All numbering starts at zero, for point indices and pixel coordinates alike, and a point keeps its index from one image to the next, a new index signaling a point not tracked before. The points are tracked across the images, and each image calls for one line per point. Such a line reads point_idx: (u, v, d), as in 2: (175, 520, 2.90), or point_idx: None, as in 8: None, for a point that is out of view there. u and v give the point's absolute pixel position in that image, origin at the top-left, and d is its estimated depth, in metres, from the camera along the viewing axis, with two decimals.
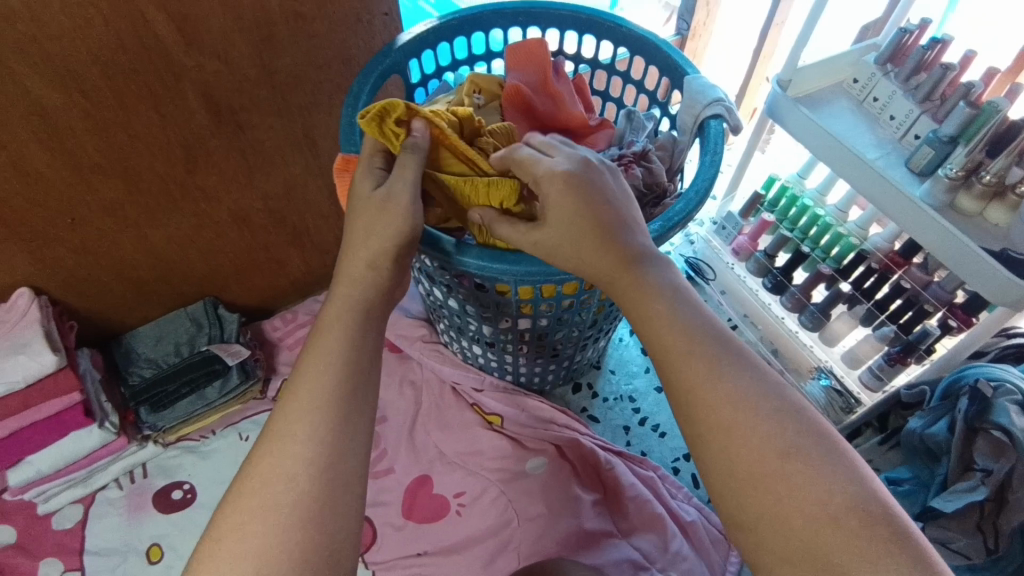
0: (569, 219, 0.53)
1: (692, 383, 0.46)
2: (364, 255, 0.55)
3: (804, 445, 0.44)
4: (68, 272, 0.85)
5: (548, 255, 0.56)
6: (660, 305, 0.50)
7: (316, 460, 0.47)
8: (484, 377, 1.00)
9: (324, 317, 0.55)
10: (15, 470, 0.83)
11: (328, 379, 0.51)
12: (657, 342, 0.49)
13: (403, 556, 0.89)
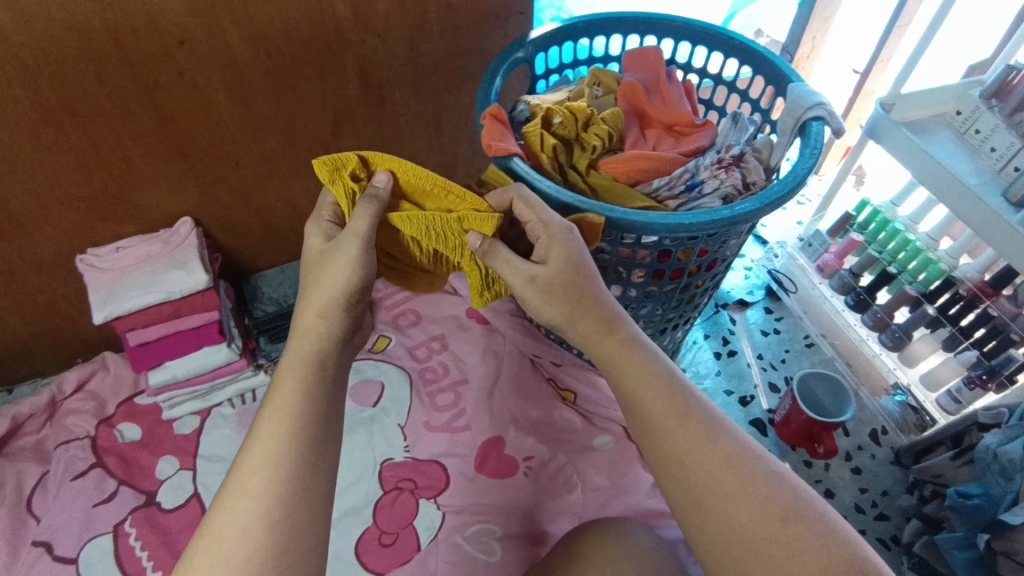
0: (569, 270, 0.62)
1: (690, 451, 0.56)
2: (315, 306, 0.60)
3: (796, 504, 0.53)
4: (223, 210, 0.98)
5: (550, 299, 0.62)
6: (656, 376, 0.60)
7: (275, 501, 0.49)
8: (563, 354, 1.10)
9: (283, 369, 0.58)
10: (155, 371, 0.96)
11: (285, 425, 0.53)
12: (652, 408, 0.58)
13: (472, 504, 0.96)
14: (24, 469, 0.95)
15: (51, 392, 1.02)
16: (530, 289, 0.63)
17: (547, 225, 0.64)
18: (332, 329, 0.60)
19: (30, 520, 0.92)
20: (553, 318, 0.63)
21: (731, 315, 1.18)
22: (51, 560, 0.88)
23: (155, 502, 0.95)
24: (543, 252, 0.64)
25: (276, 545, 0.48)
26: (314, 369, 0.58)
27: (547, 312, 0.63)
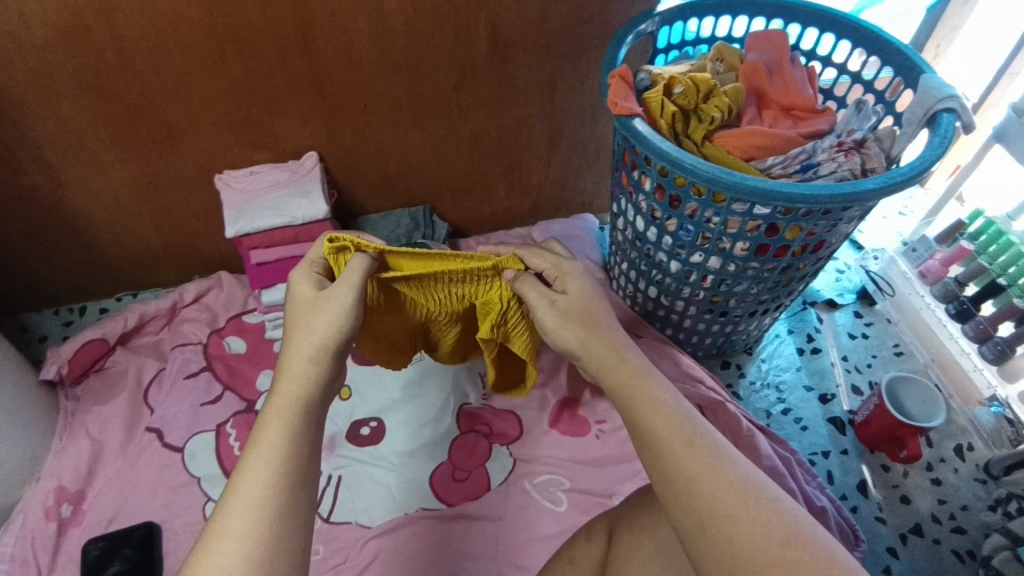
0: (582, 301, 0.70)
1: (694, 474, 0.57)
2: (305, 349, 0.62)
3: (796, 529, 0.53)
4: (344, 150, 1.05)
5: (565, 323, 0.68)
6: (664, 401, 0.62)
7: (257, 539, 0.51)
8: (644, 328, 1.06)
9: (268, 407, 0.59)
10: (269, 291, 1.07)
11: (271, 464, 0.54)
12: (659, 432, 0.60)
13: (544, 456, 1.00)
14: (144, 363, 1.04)
15: (173, 298, 1.10)
16: (549, 311, 0.69)
17: (560, 268, 0.73)
18: (320, 372, 0.62)
19: (144, 409, 1.00)
20: (570, 342, 0.68)
21: (819, 314, 1.16)
22: (160, 447, 0.97)
23: (253, 409, 1.02)
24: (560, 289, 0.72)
25: None
26: (303, 409, 0.59)
27: (563, 335, 0.68)
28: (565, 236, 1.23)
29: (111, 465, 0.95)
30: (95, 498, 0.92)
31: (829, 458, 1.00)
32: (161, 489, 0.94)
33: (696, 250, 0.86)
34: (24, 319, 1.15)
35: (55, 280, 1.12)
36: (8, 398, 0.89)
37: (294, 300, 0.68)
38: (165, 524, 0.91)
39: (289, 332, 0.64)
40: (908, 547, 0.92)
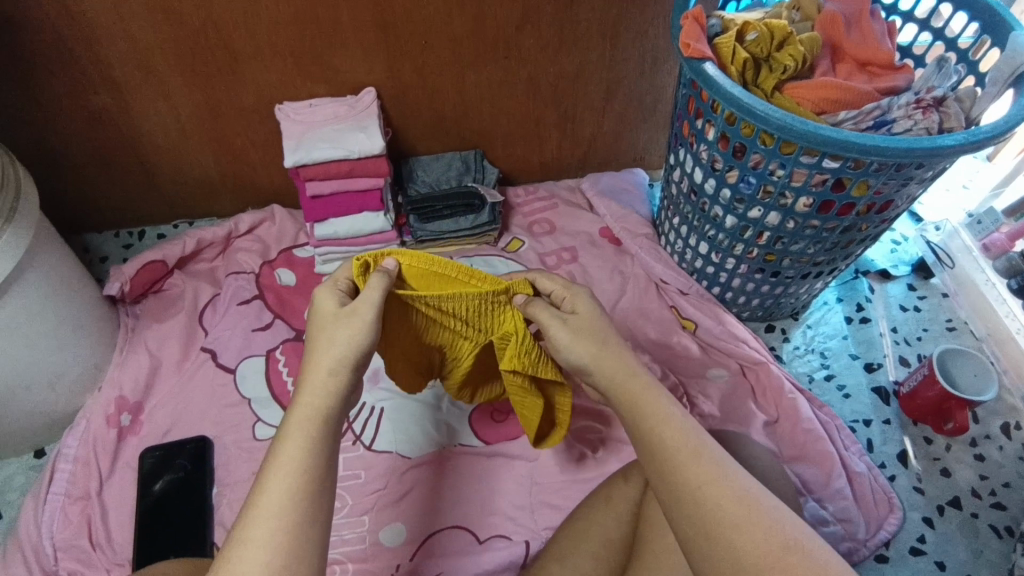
0: (593, 320, 0.68)
1: (701, 484, 0.55)
2: (326, 362, 0.60)
3: (800, 539, 0.53)
4: (401, 88, 1.05)
5: (578, 339, 0.65)
6: (673, 413, 0.60)
7: (279, 554, 0.50)
8: (692, 285, 1.09)
9: (287, 419, 0.57)
10: (321, 225, 1.06)
11: (290, 478, 0.53)
12: (666, 442, 0.58)
13: (583, 403, 1.01)
14: (199, 287, 1.08)
15: (229, 227, 1.12)
16: (560, 328, 0.66)
17: (569, 288, 0.70)
18: (339, 386, 0.60)
19: (199, 331, 1.04)
20: (580, 357, 0.65)
21: (871, 284, 1.14)
22: (214, 367, 1.01)
23: (302, 339, 1.04)
24: (569, 308, 0.69)
25: None
26: (322, 421, 0.57)
27: (576, 351, 0.65)
28: (614, 190, 1.22)
29: (167, 380, 1.00)
30: (152, 410, 0.97)
31: (870, 427, 0.99)
32: (214, 407, 0.98)
33: (756, 204, 0.85)
34: (86, 238, 1.19)
35: (116, 202, 1.15)
36: (76, 309, 0.93)
37: (312, 316, 0.65)
38: (217, 440, 0.95)
39: (311, 348, 0.62)
40: (944, 518, 0.91)
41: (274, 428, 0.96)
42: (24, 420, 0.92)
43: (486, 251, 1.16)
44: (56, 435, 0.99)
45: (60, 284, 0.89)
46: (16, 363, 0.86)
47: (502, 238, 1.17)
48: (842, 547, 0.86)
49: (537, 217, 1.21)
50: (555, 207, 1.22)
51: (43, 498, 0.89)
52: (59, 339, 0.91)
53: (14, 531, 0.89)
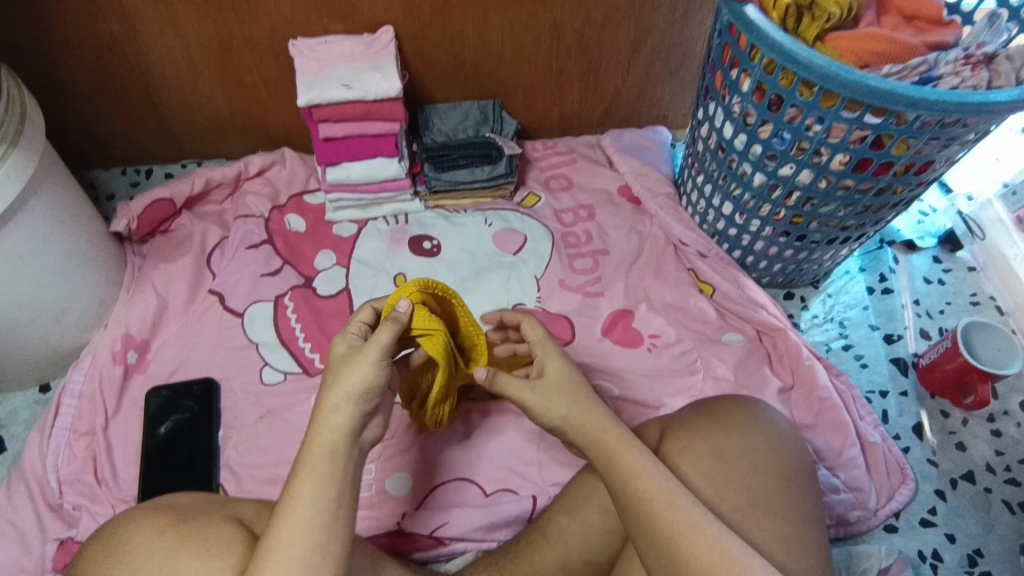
0: (565, 378, 0.71)
1: (676, 535, 0.59)
2: (332, 398, 0.58)
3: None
4: (420, 29, 1.01)
5: (549, 403, 0.70)
6: (647, 464, 0.63)
7: None
8: (712, 246, 1.05)
9: (304, 451, 0.57)
10: (334, 169, 1.02)
11: (304, 522, 0.53)
12: (642, 497, 0.62)
13: (597, 362, 0.98)
14: (207, 229, 1.05)
15: (239, 168, 1.09)
16: (532, 395, 0.71)
17: (541, 342, 0.75)
18: (344, 421, 0.58)
19: (207, 273, 1.02)
20: (553, 418, 0.70)
21: (896, 254, 1.10)
22: (222, 310, 0.99)
23: (311, 286, 1.02)
24: (539, 366, 0.74)
25: None
26: (334, 460, 0.56)
27: (548, 415, 0.70)
28: (635, 147, 1.18)
29: (174, 321, 0.98)
30: (159, 350, 0.96)
31: (887, 398, 0.97)
32: (221, 350, 0.96)
33: (787, 162, 0.82)
34: (93, 175, 1.16)
35: (124, 138, 1.12)
36: (83, 243, 0.91)
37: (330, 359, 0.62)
38: (223, 382, 0.94)
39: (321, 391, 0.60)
40: (956, 491, 0.90)
41: (282, 373, 0.95)
42: (29, 352, 0.91)
43: (501, 205, 1.13)
44: (61, 370, 0.98)
45: (66, 216, 0.87)
46: (21, 294, 0.85)
47: (518, 192, 1.14)
48: (851, 515, 0.86)
49: (554, 173, 1.17)
50: (574, 162, 1.18)
51: (48, 432, 0.89)
52: (64, 273, 0.89)
53: (19, 462, 0.89)
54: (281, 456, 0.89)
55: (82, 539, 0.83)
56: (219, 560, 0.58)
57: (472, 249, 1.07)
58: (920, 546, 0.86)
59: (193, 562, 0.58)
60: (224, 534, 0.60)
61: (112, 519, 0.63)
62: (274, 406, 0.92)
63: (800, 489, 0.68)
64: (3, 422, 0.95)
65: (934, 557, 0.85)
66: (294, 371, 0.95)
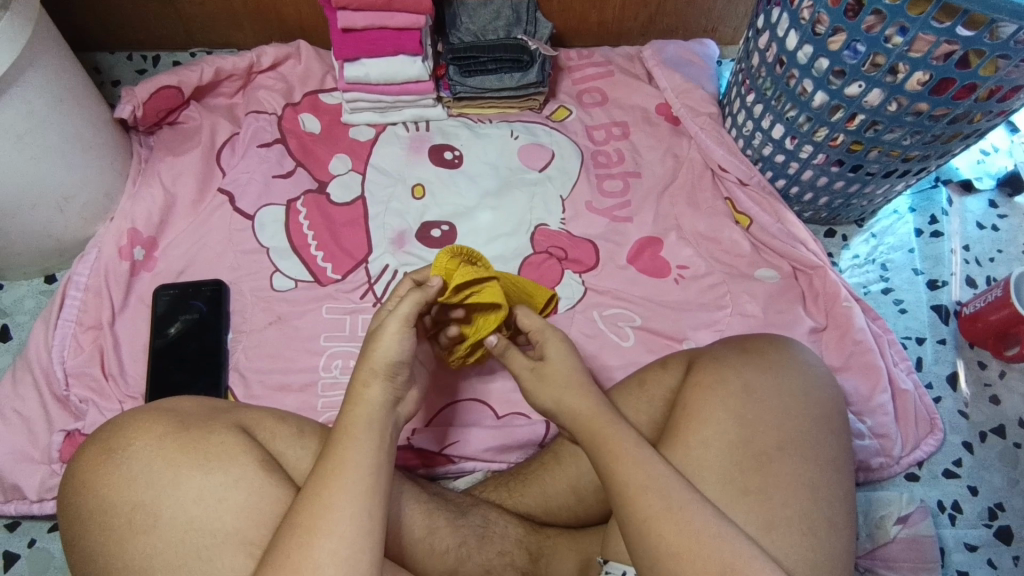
0: (563, 364, 0.68)
1: (649, 516, 0.56)
2: (366, 371, 0.59)
3: (742, 567, 0.54)
4: None
5: (543, 386, 0.67)
6: (629, 446, 0.60)
7: (339, 558, 0.50)
8: (753, 173, 0.97)
9: (342, 421, 0.57)
10: (351, 65, 0.94)
11: (347, 484, 0.53)
12: (621, 479, 0.59)
13: (620, 289, 0.93)
14: (217, 123, 0.99)
15: (251, 59, 1.01)
16: (529, 376, 0.69)
17: (542, 328, 0.71)
18: (378, 395, 0.58)
19: (216, 171, 0.96)
20: (546, 402, 0.67)
21: (950, 195, 1.02)
22: (232, 211, 0.94)
23: (325, 192, 0.96)
24: (539, 350, 0.70)
25: None
26: (372, 427, 0.57)
27: (541, 399, 0.67)
28: (679, 61, 1.07)
29: (182, 219, 0.94)
30: (167, 248, 0.92)
31: (923, 345, 0.93)
32: (232, 251, 0.92)
33: (857, 77, 0.75)
34: (97, 58, 1.09)
35: (128, 20, 1.04)
36: (85, 128, 0.86)
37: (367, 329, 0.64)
38: (233, 285, 0.91)
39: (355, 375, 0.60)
40: (985, 444, 0.87)
41: (292, 281, 0.91)
42: (32, 240, 0.88)
43: (529, 117, 1.04)
44: (67, 262, 0.95)
45: (66, 95, 0.82)
46: (22, 177, 0.81)
47: (548, 104, 1.05)
48: (873, 461, 0.83)
49: (588, 86, 1.07)
50: (610, 75, 1.08)
51: (53, 323, 0.87)
52: (66, 158, 0.84)
53: (24, 351, 0.87)
54: (291, 363, 0.87)
55: (88, 432, 0.82)
56: (224, 475, 0.57)
57: (496, 163, 1.00)
58: (940, 496, 0.84)
59: (197, 475, 0.56)
60: (227, 445, 0.58)
61: (110, 420, 0.61)
62: (285, 313, 0.89)
63: (833, 437, 0.65)
64: (9, 310, 0.94)
65: (954, 508, 0.84)
66: (306, 278, 0.91)
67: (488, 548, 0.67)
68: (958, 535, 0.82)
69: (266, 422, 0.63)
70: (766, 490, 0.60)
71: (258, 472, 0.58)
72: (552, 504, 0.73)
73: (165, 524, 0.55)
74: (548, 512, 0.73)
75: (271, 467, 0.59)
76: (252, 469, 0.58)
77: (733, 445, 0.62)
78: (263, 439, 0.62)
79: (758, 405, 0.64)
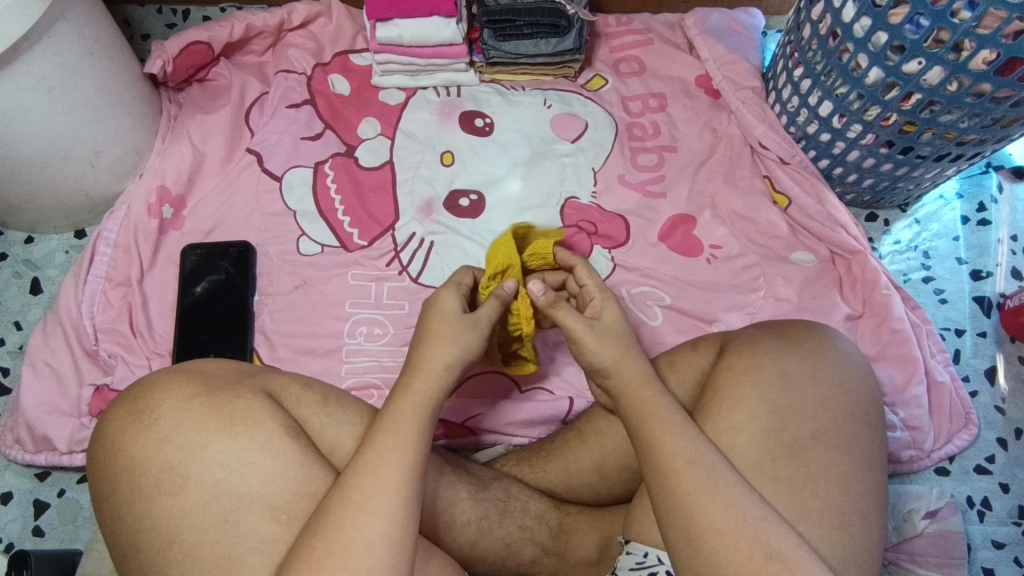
0: (621, 330, 0.65)
1: (694, 491, 0.55)
2: (432, 359, 0.59)
3: (786, 552, 0.54)
4: None
5: (605, 344, 0.63)
6: (677, 420, 0.59)
7: (388, 539, 0.51)
8: (795, 152, 0.93)
9: (393, 405, 0.57)
10: (384, 25, 0.91)
11: (401, 465, 0.54)
12: (660, 452, 0.58)
13: (650, 268, 0.90)
14: (246, 81, 0.97)
15: (281, 16, 0.99)
16: (587, 331, 0.63)
17: (602, 287, 0.67)
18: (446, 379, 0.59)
19: (245, 130, 0.95)
20: (602, 362, 0.63)
21: (1001, 181, 0.98)
22: (260, 172, 0.93)
23: (354, 155, 0.95)
24: (595, 310, 0.66)
25: (390, 561, 0.51)
26: (422, 415, 0.57)
27: (600, 355, 0.63)
28: (723, 31, 1.02)
29: (210, 178, 0.93)
30: (195, 207, 0.92)
31: (962, 337, 0.90)
32: (259, 213, 0.92)
33: (919, 53, 0.72)
34: (126, 11, 1.07)
35: None
36: (116, 82, 0.85)
37: (431, 306, 0.63)
38: (260, 248, 0.90)
39: (418, 355, 0.60)
40: (1020, 442, 0.85)
41: (319, 245, 0.90)
42: (63, 194, 0.88)
43: (564, 86, 1.00)
44: (96, 217, 0.95)
45: (97, 48, 0.81)
46: (54, 130, 0.80)
47: (583, 73, 1.01)
48: (904, 454, 0.81)
49: (625, 54, 1.03)
50: (650, 44, 1.04)
51: (83, 279, 0.88)
52: (97, 113, 0.84)
53: (55, 305, 0.88)
54: (316, 328, 0.86)
55: (117, 387, 0.83)
56: (250, 440, 0.57)
57: (528, 132, 0.97)
58: (970, 492, 0.83)
59: (224, 438, 0.57)
60: (253, 410, 0.58)
61: (137, 380, 0.61)
62: (311, 277, 0.89)
63: (869, 429, 0.63)
64: (39, 264, 0.95)
65: (983, 504, 0.82)
66: (332, 243, 0.90)
67: (508, 521, 0.68)
68: (985, 532, 0.81)
69: (291, 388, 0.63)
70: (799, 480, 0.59)
71: (283, 437, 0.58)
72: (575, 481, 0.73)
73: (193, 487, 0.55)
74: (569, 489, 0.73)
75: (296, 434, 0.59)
76: (277, 435, 0.58)
77: (766, 431, 0.61)
78: (288, 406, 0.62)
79: (794, 394, 0.63)
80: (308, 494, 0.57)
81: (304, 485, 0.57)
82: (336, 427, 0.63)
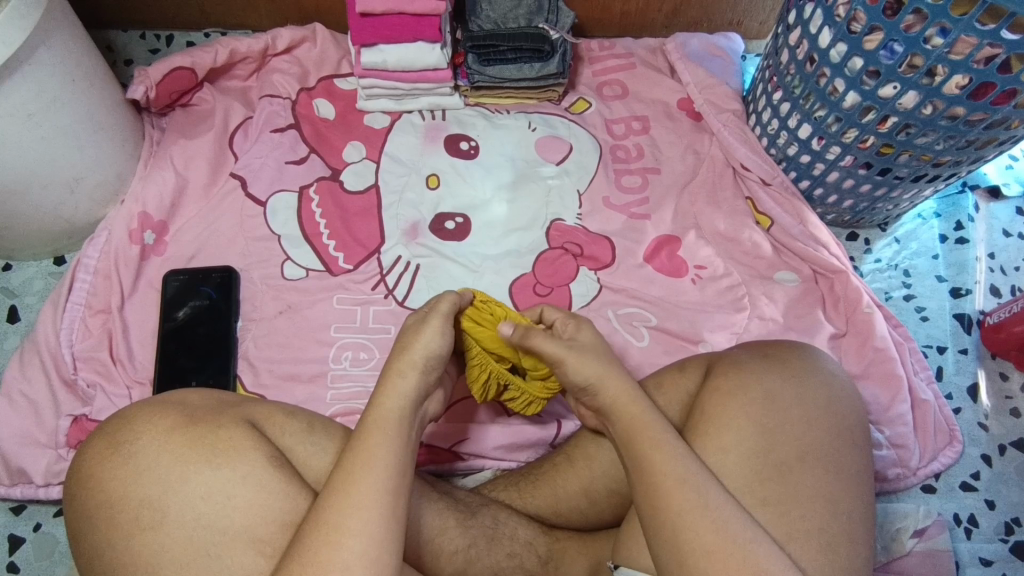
0: (601, 346, 0.66)
1: (683, 510, 0.55)
2: (398, 365, 0.60)
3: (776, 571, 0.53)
4: None
5: (583, 359, 0.64)
6: (667, 437, 0.59)
7: (365, 564, 0.50)
8: (776, 173, 0.94)
9: (364, 422, 0.57)
10: (369, 51, 0.91)
11: (377, 485, 0.53)
12: (652, 470, 0.57)
13: (635, 288, 0.91)
14: (230, 107, 0.97)
15: (266, 41, 0.99)
16: (566, 352, 0.64)
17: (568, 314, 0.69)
18: (407, 387, 0.59)
19: (228, 155, 0.95)
20: (585, 377, 0.63)
21: (976, 201, 0.99)
22: (244, 197, 0.93)
23: (339, 180, 0.94)
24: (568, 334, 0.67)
25: None
26: (389, 434, 0.56)
27: (581, 374, 0.63)
28: (703, 55, 1.04)
29: (193, 203, 0.92)
30: (178, 232, 0.91)
31: (944, 355, 0.91)
32: (242, 237, 0.91)
33: (893, 78, 0.74)
34: (109, 37, 1.07)
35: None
36: (97, 108, 0.84)
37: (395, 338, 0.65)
38: (244, 273, 0.89)
39: (382, 378, 0.60)
40: (1004, 458, 0.86)
41: (303, 269, 0.90)
42: (41, 221, 0.87)
43: (548, 109, 1.02)
44: (76, 242, 0.94)
45: (78, 75, 0.80)
46: (34, 157, 0.79)
47: (566, 96, 1.02)
48: (890, 472, 0.82)
49: (609, 78, 1.04)
50: (632, 68, 1.05)
51: (62, 306, 0.86)
52: (77, 139, 0.83)
53: (32, 333, 0.86)
54: (300, 353, 0.86)
55: (96, 417, 0.81)
56: (231, 471, 0.56)
57: (513, 155, 0.97)
58: (956, 509, 0.83)
59: (204, 470, 0.55)
60: (234, 440, 0.57)
61: (114, 413, 0.60)
62: (295, 302, 0.88)
63: (852, 447, 0.63)
64: (17, 291, 0.93)
65: (969, 522, 0.82)
66: (317, 268, 0.90)
67: (496, 549, 0.67)
68: (973, 549, 0.81)
69: (275, 417, 0.62)
70: (786, 502, 0.59)
71: (266, 468, 0.57)
72: (562, 504, 0.72)
73: (172, 522, 0.54)
74: (558, 514, 0.72)
75: (280, 463, 0.58)
76: (260, 465, 0.57)
77: (753, 452, 0.61)
78: (271, 435, 0.61)
79: (779, 415, 0.63)
80: (292, 524, 0.55)
81: (288, 515, 0.56)
82: (322, 458, 0.62)
